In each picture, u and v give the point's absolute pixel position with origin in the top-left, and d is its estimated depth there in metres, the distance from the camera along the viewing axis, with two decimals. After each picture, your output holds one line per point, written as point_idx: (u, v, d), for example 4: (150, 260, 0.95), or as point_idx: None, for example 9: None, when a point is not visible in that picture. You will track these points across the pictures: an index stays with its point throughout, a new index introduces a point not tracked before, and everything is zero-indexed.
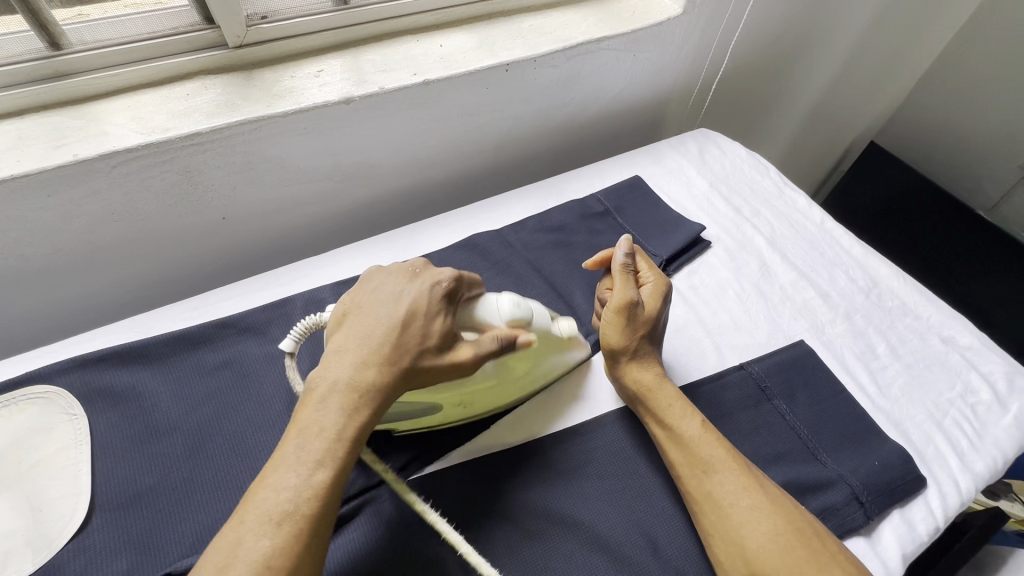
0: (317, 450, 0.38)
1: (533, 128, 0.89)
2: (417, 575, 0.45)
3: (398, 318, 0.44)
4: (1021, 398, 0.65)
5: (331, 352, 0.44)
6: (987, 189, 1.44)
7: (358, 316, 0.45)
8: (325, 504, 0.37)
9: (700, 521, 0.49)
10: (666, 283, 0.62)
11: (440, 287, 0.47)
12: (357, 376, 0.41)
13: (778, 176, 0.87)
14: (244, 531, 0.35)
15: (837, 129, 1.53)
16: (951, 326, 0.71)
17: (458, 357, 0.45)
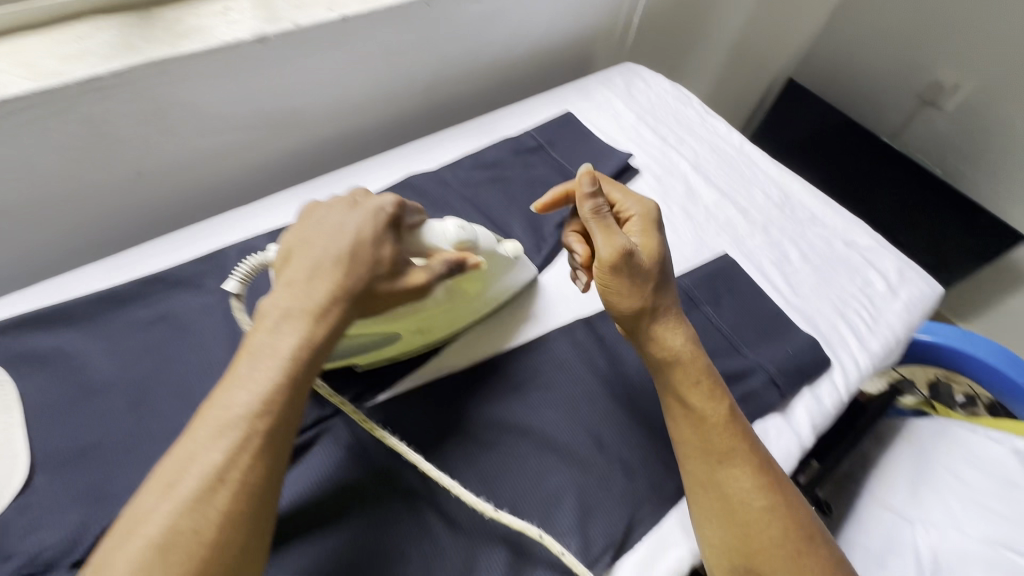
0: (275, 368, 0.37)
1: (462, 67, 0.87)
2: (377, 488, 0.49)
3: (345, 250, 0.41)
4: (909, 286, 0.72)
5: (280, 284, 0.41)
6: (891, 117, 1.59)
7: (304, 253, 0.41)
8: (279, 419, 0.36)
9: (703, 505, 0.49)
10: (654, 213, 0.58)
11: (383, 215, 0.44)
12: (314, 300, 0.39)
13: (700, 106, 0.92)
14: (197, 445, 0.34)
15: (761, 64, 1.59)
16: (852, 230, 0.78)
17: (415, 280, 0.45)
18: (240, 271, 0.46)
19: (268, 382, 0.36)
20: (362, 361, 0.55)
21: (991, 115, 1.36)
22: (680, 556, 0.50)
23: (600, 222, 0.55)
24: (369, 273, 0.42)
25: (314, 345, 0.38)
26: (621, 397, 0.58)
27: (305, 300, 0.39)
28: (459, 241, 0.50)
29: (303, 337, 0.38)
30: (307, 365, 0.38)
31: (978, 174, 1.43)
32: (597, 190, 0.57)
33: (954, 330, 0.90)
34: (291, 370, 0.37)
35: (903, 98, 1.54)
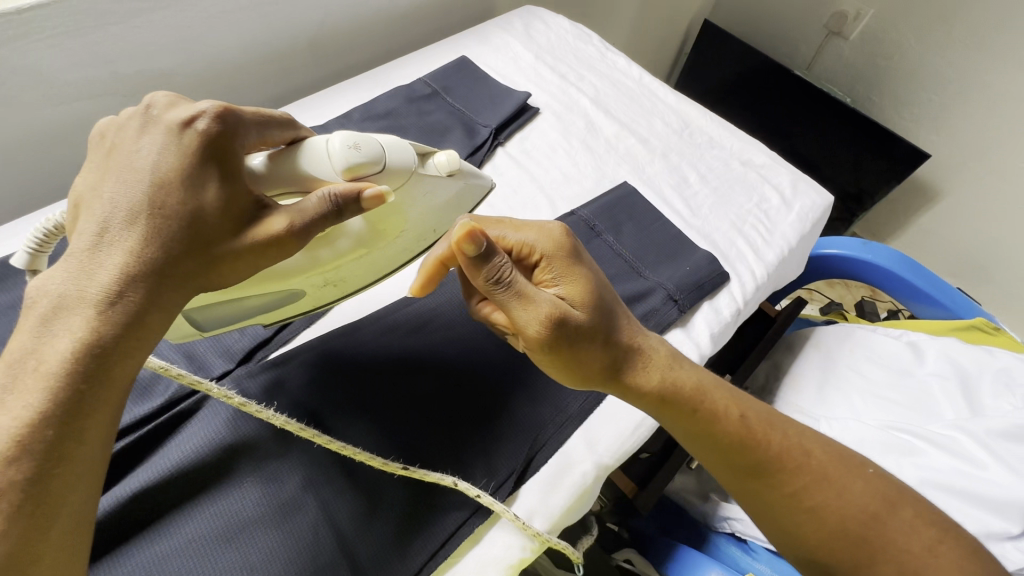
0: (46, 392, 0.30)
1: (348, 18, 0.83)
2: (271, 457, 0.47)
3: (141, 199, 0.35)
4: (803, 198, 0.75)
5: (62, 260, 0.34)
6: (802, 51, 1.62)
7: (92, 206, 0.35)
8: (37, 449, 0.29)
9: (773, 518, 0.51)
10: (567, 241, 0.48)
11: (206, 149, 0.37)
12: (94, 286, 0.32)
13: (599, 42, 0.91)
14: None
15: (675, 7, 1.60)
16: (749, 150, 0.79)
17: (272, 228, 0.38)
18: (30, 237, 0.41)
19: (25, 407, 0.29)
20: (270, 321, 0.52)
21: (890, 39, 1.41)
22: (585, 472, 0.52)
23: (511, 292, 0.42)
24: (185, 226, 0.36)
25: (99, 347, 0.31)
26: None
27: (81, 283, 0.32)
28: (350, 167, 0.43)
29: (82, 337, 0.31)
30: (94, 375, 0.31)
31: (883, 98, 1.49)
32: (490, 249, 0.42)
33: (855, 242, 0.94)
34: (66, 389, 0.30)
35: (811, 30, 1.57)
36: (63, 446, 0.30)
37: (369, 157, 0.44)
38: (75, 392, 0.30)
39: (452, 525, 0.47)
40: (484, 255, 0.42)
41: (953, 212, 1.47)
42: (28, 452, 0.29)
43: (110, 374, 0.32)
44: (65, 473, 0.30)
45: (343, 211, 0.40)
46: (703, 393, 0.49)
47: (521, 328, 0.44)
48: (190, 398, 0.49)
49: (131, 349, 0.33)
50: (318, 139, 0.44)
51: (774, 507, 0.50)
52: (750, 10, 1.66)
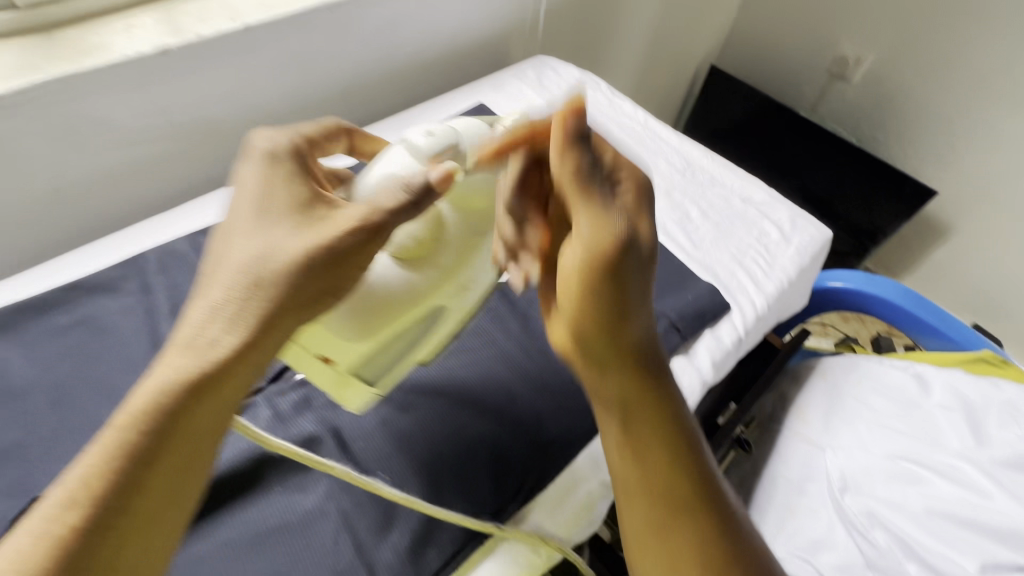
0: (125, 433, 0.33)
1: (377, 70, 0.92)
2: (297, 468, 0.51)
3: (256, 241, 0.39)
4: (801, 232, 0.78)
5: (199, 304, 0.38)
6: (806, 93, 1.68)
7: (218, 256, 0.40)
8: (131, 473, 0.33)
9: (640, 506, 0.48)
10: (647, 190, 0.49)
11: (293, 186, 0.42)
12: (207, 335, 0.37)
13: (607, 89, 0.98)
14: (34, 521, 0.31)
15: (681, 54, 1.69)
16: (749, 187, 0.84)
17: (343, 236, 0.40)
18: None
19: (120, 437, 0.34)
20: (419, 351, 0.54)
21: (890, 82, 1.47)
22: (590, 490, 0.55)
23: (590, 195, 0.44)
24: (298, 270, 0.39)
25: (172, 395, 0.35)
26: (533, 353, 0.62)
27: (205, 328, 0.37)
28: (438, 146, 0.48)
29: (189, 376, 0.35)
30: (168, 420, 0.34)
31: (887, 137, 1.53)
32: (583, 155, 0.44)
33: (858, 275, 0.97)
34: (140, 434, 0.34)
35: (814, 74, 1.64)
36: (143, 481, 0.33)
37: (444, 139, 0.49)
38: (145, 442, 0.34)
39: (459, 534, 0.49)
40: (580, 143, 0.44)
41: (963, 247, 1.48)
42: (113, 486, 0.32)
43: (178, 426, 0.35)
44: (121, 530, 0.33)
45: (417, 200, 0.42)
46: (667, 387, 0.50)
47: (580, 224, 0.45)
48: None
49: (202, 402, 0.36)
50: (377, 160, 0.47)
51: (658, 501, 0.48)
52: (754, 56, 1.74)
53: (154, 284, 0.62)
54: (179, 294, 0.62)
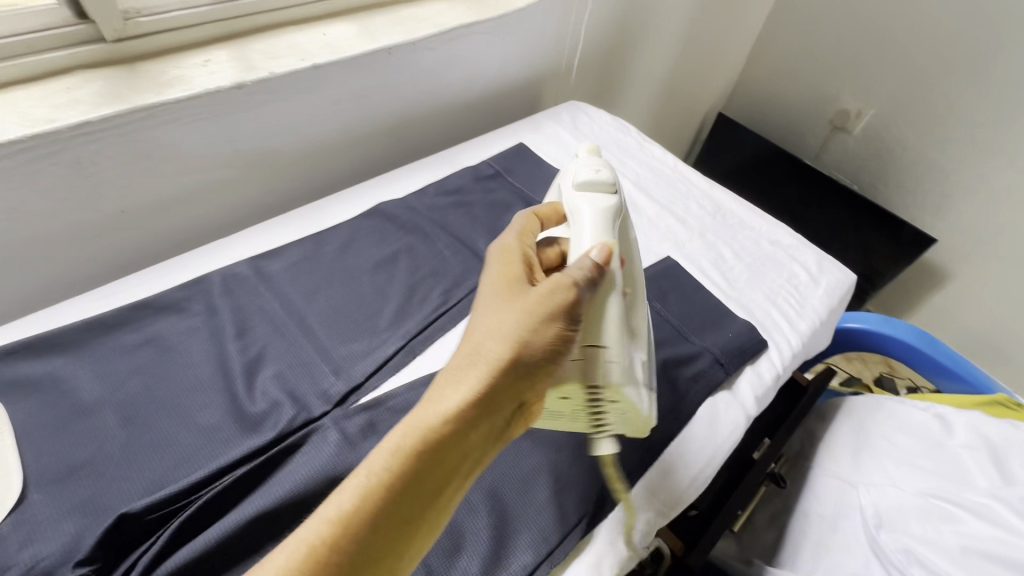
0: (378, 471, 0.37)
1: (424, 109, 0.97)
2: None
3: (511, 308, 0.44)
4: (828, 275, 0.82)
5: (460, 357, 0.43)
6: (809, 143, 1.77)
7: (479, 315, 0.45)
8: (387, 496, 0.37)
9: None
10: None
11: (510, 269, 0.48)
12: (463, 386, 0.40)
13: (637, 134, 1.04)
14: (310, 523, 0.36)
15: (691, 102, 1.78)
16: (776, 231, 0.88)
17: (544, 309, 0.43)
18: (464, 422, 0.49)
19: (382, 462, 0.38)
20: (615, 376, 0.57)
21: (890, 135, 1.56)
22: (647, 520, 0.57)
23: None
24: (536, 325, 0.42)
25: (417, 447, 0.38)
26: None
27: (464, 378, 0.41)
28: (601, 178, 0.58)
29: (450, 419, 0.39)
30: (412, 468, 0.38)
31: (888, 186, 1.61)
32: None
33: (875, 316, 1.01)
34: (392, 474, 0.37)
35: (817, 125, 1.73)
36: (394, 508, 0.37)
37: (605, 169, 0.59)
38: (394, 486, 0.37)
39: (529, 560, 0.50)
40: None
41: (963, 292, 1.54)
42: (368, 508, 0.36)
43: (420, 480, 0.38)
44: (376, 548, 0.36)
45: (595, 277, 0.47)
46: None
47: None
48: (295, 433, 0.55)
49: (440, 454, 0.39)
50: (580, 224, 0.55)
51: None
52: (760, 106, 1.85)
53: (220, 306, 0.64)
54: (244, 316, 0.64)
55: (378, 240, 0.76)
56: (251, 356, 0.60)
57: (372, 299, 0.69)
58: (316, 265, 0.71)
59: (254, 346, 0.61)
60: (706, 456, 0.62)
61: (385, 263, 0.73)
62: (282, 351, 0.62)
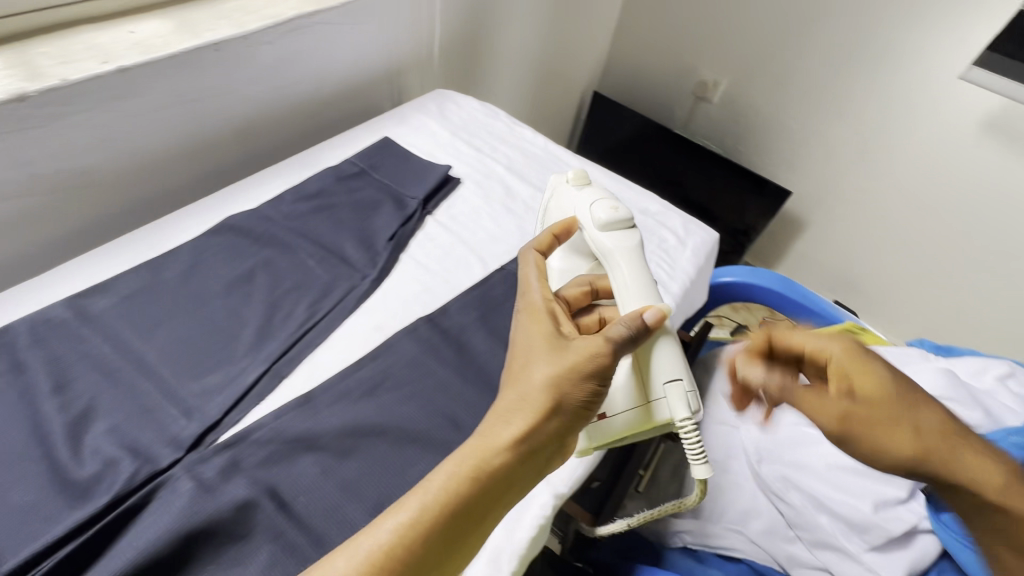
0: (437, 493, 0.39)
1: (273, 109, 0.89)
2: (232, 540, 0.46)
3: (562, 359, 0.46)
4: (694, 236, 0.88)
5: (507, 400, 0.45)
6: (677, 114, 1.88)
7: (523, 360, 0.47)
8: (442, 519, 0.39)
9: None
10: None
11: (542, 322, 0.50)
12: (513, 428, 0.43)
13: (507, 118, 1.03)
14: (365, 536, 0.37)
15: (566, 83, 1.82)
16: (645, 200, 0.92)
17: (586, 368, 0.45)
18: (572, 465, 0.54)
19: (434, 490, 0.40)
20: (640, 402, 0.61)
21: (743, 101, 1.70)
22: (543, 504, 0.55)
23: None
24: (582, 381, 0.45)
25: (471, 477, 0.40)
26: (470, 378, 0.62)
27: (513, 421, 0.43)
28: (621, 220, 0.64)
29: (499, 460, 0.42)
30: (465, 496, 0.40)
31: (747, 148, 1.76)
32: None
33: (742, 269, 1.10)
34: (450, 497, 0.40)
35: (681, 97, 1.84)
36: (444, 536, 0.39)
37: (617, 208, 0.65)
38: (448, 513, 0.39)
39: None
40: None
41: (819, 236, 1.73)
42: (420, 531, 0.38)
43: (470, 510, 0.40)
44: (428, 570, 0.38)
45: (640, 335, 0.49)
46: None
47: None
48: (138, 491, 0.48)
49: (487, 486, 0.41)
50: (619, 265, 0.60)
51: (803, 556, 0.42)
52: (629, 83, 1.93)
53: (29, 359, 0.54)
54: (63, 368, 0.54)
55: (228, 257, 0.68)
56: (75, 413, 0.51)
57: (227, 324, 0.62)
58: (155, 296, 0.62)
59: (79, 400, 0.52)
60: None
61: (239, 282, 0.66)
62: (117, 400, 0.53)
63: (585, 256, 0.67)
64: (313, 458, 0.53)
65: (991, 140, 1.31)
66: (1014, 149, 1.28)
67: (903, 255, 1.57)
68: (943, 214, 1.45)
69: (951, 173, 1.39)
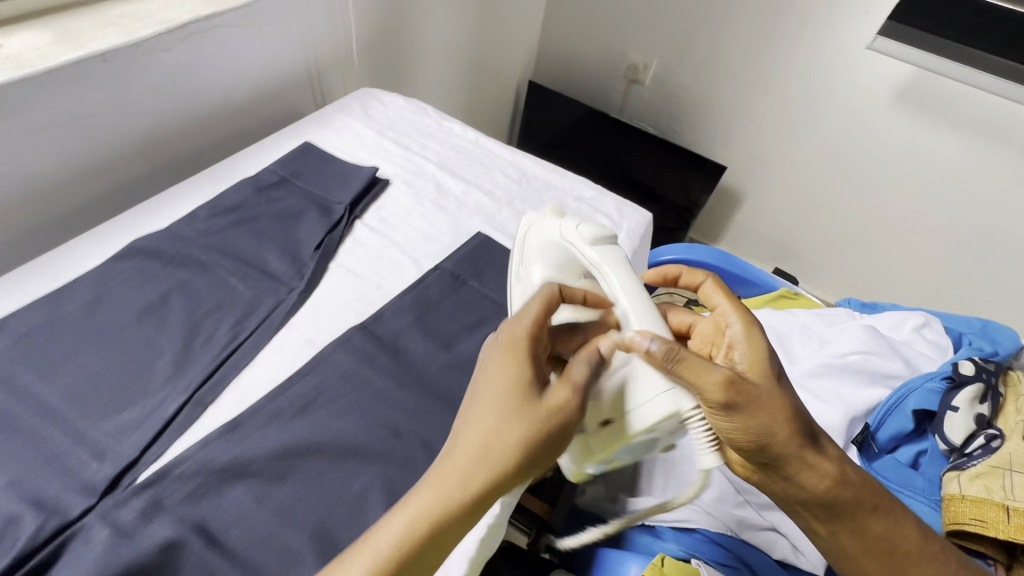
0: (395, 539, 0.39)
1: (179, 121, 0.83)
2: None
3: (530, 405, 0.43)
4: (628, 218, 0.89)
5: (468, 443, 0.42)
6: (612, 99, 1.90)
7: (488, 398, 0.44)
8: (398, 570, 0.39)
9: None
10: None
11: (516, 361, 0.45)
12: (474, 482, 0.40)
13: (434, 113, 1.01)
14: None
15: (500, 74, 1.80)
16: (578, 187, 0.92)
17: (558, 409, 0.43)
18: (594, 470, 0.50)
19: (393, 536, 0.39)
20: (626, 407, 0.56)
21: (673, 82, 1.73)
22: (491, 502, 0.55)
23: None
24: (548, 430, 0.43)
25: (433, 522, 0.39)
26: (408, 383, 0.61)
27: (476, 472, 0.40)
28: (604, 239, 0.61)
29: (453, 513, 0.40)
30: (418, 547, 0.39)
31: (681, 128, 1.79)
32: None
33: (681, 246, 1.12)
34: (406, 546, 0.39)
35: (614, 81, 1.86)
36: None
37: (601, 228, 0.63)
38: (409, 556, 0.39)
39: None
40: None
41: (755, 208, 1.79)
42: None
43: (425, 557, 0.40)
44: None
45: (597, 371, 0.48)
46: None
47: None
48: (44, 547, 0.44)
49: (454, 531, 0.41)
50: (606, 275, 0.57)
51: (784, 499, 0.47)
52: (563, 71, 1.94)
53: None
54: None
55: (138, 283, 0.64)
56: None
57: (141, 354, 0.58)
58: (55, 332, 0.57)
59: None
60: None
61: (152, 308, 0.62)
62: (15, 451, 0.49)
63: (574, 274, 0.64)
64: (245, 485, 0.50)
65: (899, 105, 1.39)
66: (920, 113, 1.37)
67: (831, 219, 1.65)
68: (863, 177, 1.53)
69: (868, 138, 1.47)
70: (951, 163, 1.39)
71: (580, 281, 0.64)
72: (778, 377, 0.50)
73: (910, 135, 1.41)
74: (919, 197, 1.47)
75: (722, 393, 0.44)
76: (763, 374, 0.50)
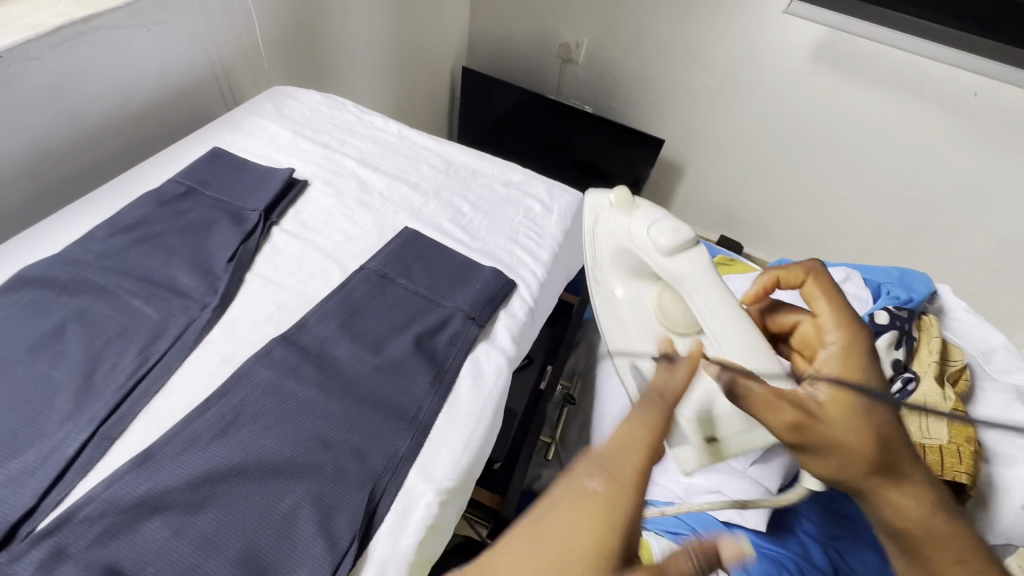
0: None
1: (66, 136, 0.77)
2: None
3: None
4: (559, 200, 0.88)
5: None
6: (548, 80, 1.88)
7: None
8: None
9: None
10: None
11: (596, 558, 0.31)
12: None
13: (354, 107, 0.97)
14: None
15: (432, 62, 1.76)
16: (508, 172, 0.91)
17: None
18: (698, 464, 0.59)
19: None
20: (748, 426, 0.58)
21: (605, 58, 1.72)
22: (427, 504, 0.54)
23: None
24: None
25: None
26: (336, 391, 0.58)
27: None
28: (679, 246, 0.60)
29: None
30: None
31: (617, 104, 1.79)
32: None
33: None
34: None
35: (548, 61, 1.84)
36: None
37: (680, 230, 0.61)
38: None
39: None
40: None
41: (697, 179, 1.82)
42: None
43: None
44: None
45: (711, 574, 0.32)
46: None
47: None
48: None
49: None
50: (690, 295, 0.58)
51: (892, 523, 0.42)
52: (495, 54, 1.91)
53: None
54: None
55: (29, 315, 0.59)
56: None
57: (33, 393, 0.53)
58: None
59: None
60: (478, 413, 0.61)
61: (45, 341, 0.57)
62: None
63: (648, 279, 0.67)
64: (159, 521, 0.48)
65: (821, 66, 1.43)
66: (840, 71, 1.41)
67: (768, 183, 1.70)
68: (793, 139, 1.58)
69: (794, 101, 1.51)
70: (872, 118, 1.44)
71: (657, 285, 0.67)
72: (884, 407, 0.43)
73: (832, 94, 1.45)
74: (845, 154, 1.53)
75: (782, 422, 0.43)
76: (846, 403, 0.43)
